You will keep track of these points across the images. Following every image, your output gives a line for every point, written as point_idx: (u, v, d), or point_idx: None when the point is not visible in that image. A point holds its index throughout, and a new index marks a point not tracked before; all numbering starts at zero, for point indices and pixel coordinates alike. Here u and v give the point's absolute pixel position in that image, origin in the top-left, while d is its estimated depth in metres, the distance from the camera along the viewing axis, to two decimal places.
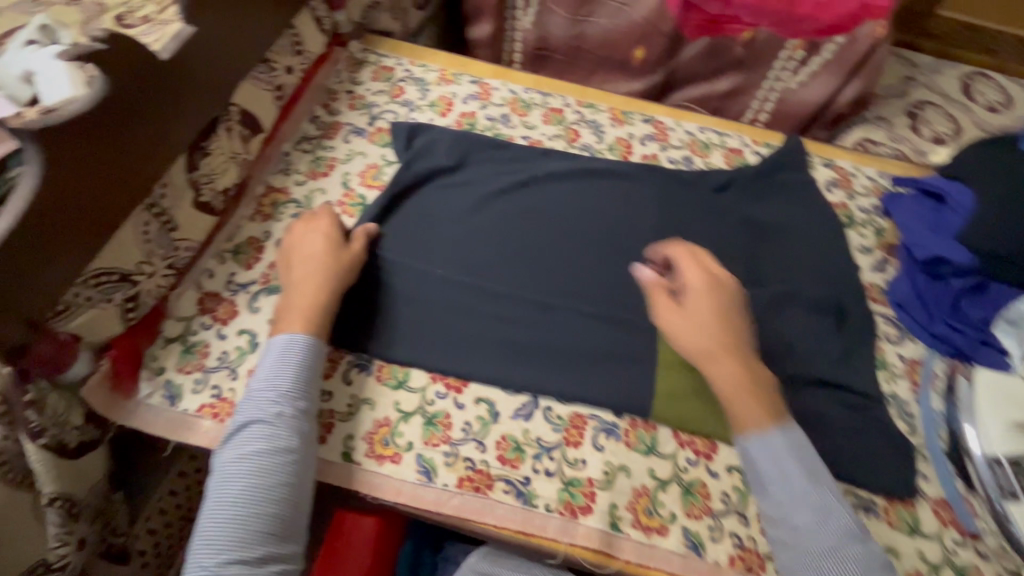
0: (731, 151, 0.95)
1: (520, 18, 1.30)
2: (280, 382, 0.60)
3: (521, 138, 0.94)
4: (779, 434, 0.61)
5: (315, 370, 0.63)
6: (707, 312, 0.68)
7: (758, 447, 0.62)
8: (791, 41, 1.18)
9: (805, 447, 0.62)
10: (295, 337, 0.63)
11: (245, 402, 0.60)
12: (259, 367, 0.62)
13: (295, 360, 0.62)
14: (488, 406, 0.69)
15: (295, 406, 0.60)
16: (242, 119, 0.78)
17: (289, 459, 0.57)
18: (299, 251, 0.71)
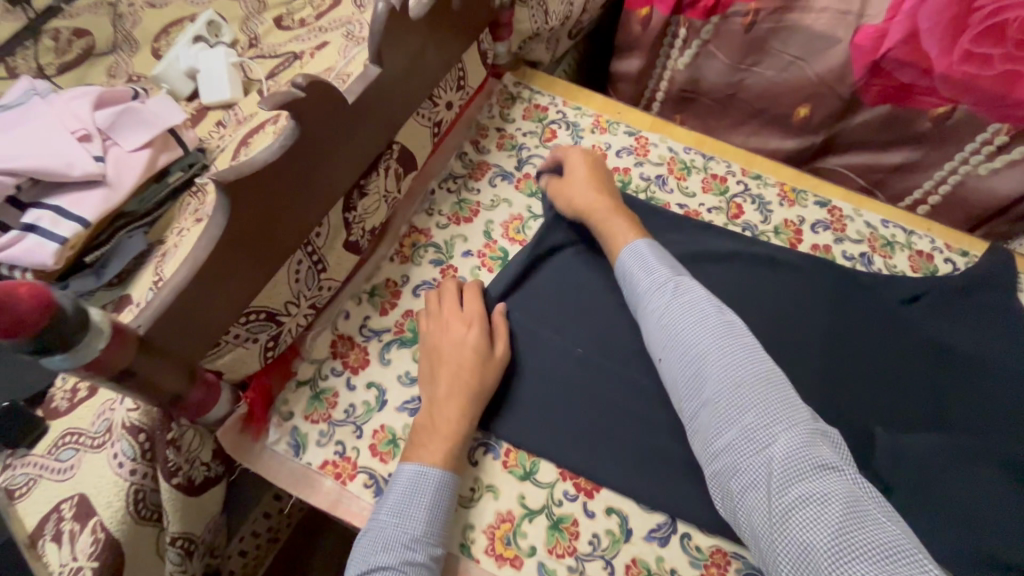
0: (918, 255, 0.83)
1: (674, 58, 1.21)
2: (411, 523, 0.56)
3: (677, 205, 0.86)
4: (644, 243, 0.71)
5: (444, 511, 0.58)
6: (584, 166, 0.79)
7: (629, 256, 0.71)
8: (995, 125, 1.01)
9: (648, 267, 0.69)
10: (427, 472, 0.59)
11: (373, 537, 0.56)
12: (388, 497, 0.58)
13: (431, 499, 0.58)
14: (620, 520, 0.63)
15: (425, 553, 0.55)
16: (400, 157, 0.74)
17: None
18: (445, 357, 0.66)
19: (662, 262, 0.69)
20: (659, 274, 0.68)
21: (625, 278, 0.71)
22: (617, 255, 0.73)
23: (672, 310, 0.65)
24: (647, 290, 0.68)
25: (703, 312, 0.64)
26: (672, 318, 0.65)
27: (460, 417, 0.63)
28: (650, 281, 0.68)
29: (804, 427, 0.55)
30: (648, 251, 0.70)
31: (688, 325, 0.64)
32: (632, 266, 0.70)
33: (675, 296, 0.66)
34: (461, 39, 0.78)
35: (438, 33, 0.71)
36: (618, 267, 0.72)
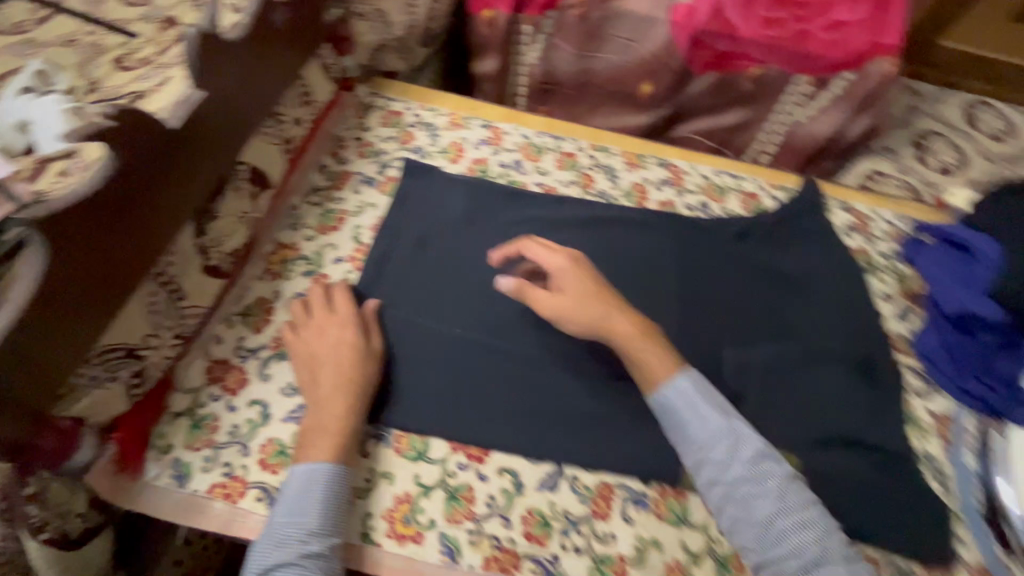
0: (747, 196, 0.94)
1: (526, 53, 1.29)
2: (305, 519, 0.58)
3: (535, 184, 0.92)
4: (686, 379, 0.66)
5: (340, 501, 0.60)
6: (581, 286, 0.71)
7: (672, 396, 0.66)
8: (801, 77, 1.17)
9: (699, 410, 0.65)
10: (318, 468, 0.60)
11: (270, 535, 0.57)
12: (282, 498, 0.59)
13: (322, 493, 0.59)
14: (512, 477, 0.67)
15: (323, 546, 0.57)
16: (251, 177, 0.75)
17: None
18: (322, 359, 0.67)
19: (712, 406, 0.65)
20: (710, 415, 0.65)
21: (666, 418, 0.67)
22: (653, 391, 0.67)
23: (753, 452, 0.63)
24: (696, 431, 0.64)
25: (752, 454, 0.62)
26: (720, 461, 0.62)
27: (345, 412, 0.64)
28: (703, 424, 0.64)
29: (835, 553, 0.58)
30: (690, 386, 0.66)
31: (759, 469, 0.61)
32: (679, 408, 0.65)
33: (730, 442, 0.63)
34: (295, 56, 0.81)
35: (265, 51, 0.73)
36: (659, 402, 0.66)
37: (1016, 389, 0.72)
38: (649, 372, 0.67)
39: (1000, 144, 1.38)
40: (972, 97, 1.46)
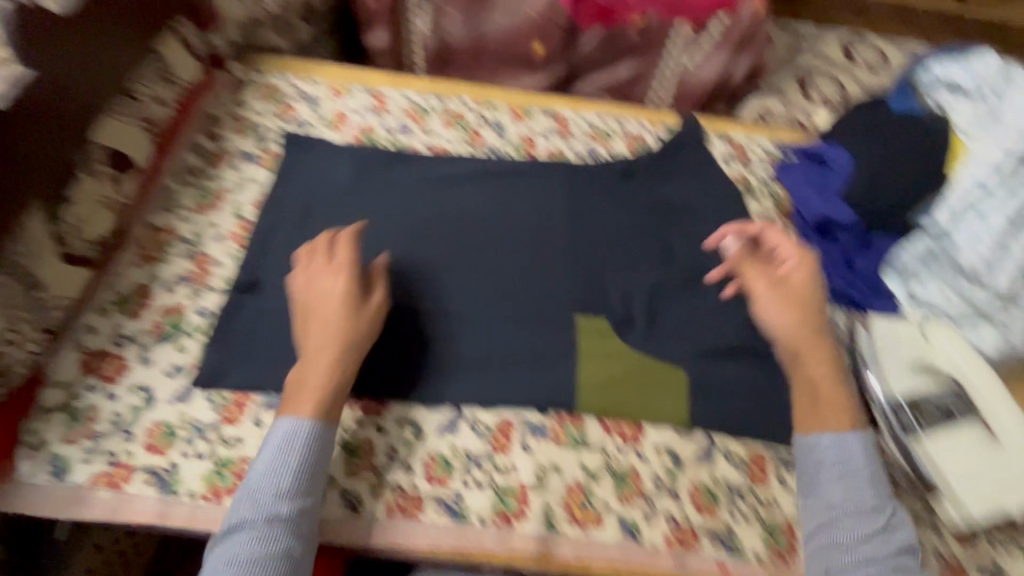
0: (631, 137, 0.97)
1: (415, 23, 1.28)
2: (279, 480, 0.56)
3: (422, 145, 0.92)
4: (858, 439, 0.62)
5: (318, 463, 0.59)
6: (805, 288, 0.70)
7: (832, 441, 0.62)
8: (680, 22, 1.22)
9: (854, 471, 0.60)
10: (300, 427, 0.59)
11: (244, 495, 0.56)
12: (257, 458, 0.58)
13: (297, 455, 0.58)
14: (411, 426, 0.67)
15: (296, 508, 0.56)
16: (108, 158, 0.72)
17: (285, 566, 0.53)
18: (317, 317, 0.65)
19: (866, 469, 0.61)
20: (835, 477, 0.61)
21: (813, 471, 0.62)
22: (809, 434, 0.64)
23: (879, 531, 0.57)
24: (837, 498, 0.60)
25: (868, 521, 0.58)
26: (855, 537, 0.57)
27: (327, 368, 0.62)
28: (848, 490, 0.60)
29: None
30: (859, 441, 0.62)
31: (886, 550, 0.56)
32: (835, 460, 0.62)
33: (878, 518, 0.58)
34: (143, 29, 0.77)
35: (107, 25, 0.70)
36: (808, 443, 0.63)
37: (877, 282, 0.75)
38: (808, 414, 0.65)
39: (876, 74, 1.47)
40: (849, 34, 1.55)
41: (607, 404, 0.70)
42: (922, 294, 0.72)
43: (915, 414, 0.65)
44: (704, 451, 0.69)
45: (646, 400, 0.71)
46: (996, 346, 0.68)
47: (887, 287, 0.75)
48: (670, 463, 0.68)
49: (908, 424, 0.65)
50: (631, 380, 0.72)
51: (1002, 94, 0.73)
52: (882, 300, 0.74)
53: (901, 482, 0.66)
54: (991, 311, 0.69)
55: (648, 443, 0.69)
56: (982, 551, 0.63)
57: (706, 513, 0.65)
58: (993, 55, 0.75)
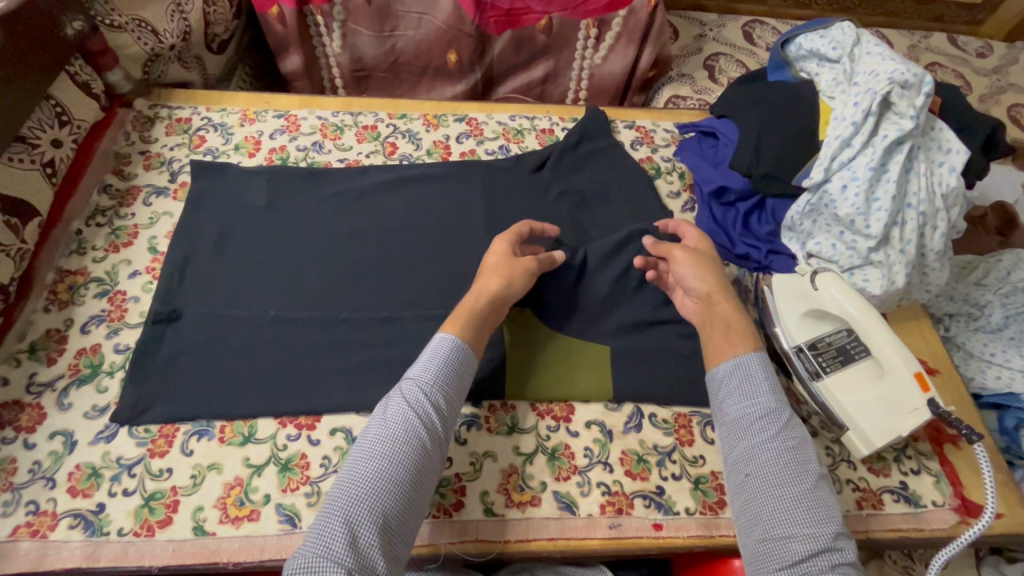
0: (542, 132, 1.01)
1: (328, 44, 1.29)
2: (427, 380, 0.60)
3: (338, 161, 0.93)
4: (758, 358, 0.64)
5: (462, 373, 0.62)
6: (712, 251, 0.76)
7: (733, 365, 0.63)
8: (584, 22, 1.26)
9: (755, 383, 0.61)
10: (450, 341, 0.63)
11: (394, 390, 0.60)
12: (416, 360, 0.63)
13: (448, 358, 0.62)
14: (344, 434, 0.68)
15: (439, 402, 0.59)
16: (5, 207, 0.70)
17: (424, 454, 0.56)
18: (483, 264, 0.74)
19: (766, 383, 0.61)
20: (743, 389, 0.62)
21: (723, 386, 0.63)
22: (718, 365, 0.65)
23: (786, 428, 0.58)
24: (743, 408, 0.60)
25: (768, 422, 0.59)
26: (762, 438, 0.58)
27: (481, 292, 0.69)
28: (752, 400, 0.60)
29: (828, 521, 0.53)
30: (756, 364, 0.63)
31: (792, 444, 0.57)
32: (738, 376, 0.62)
33: (780, 418, 0.59)
34: (30, 72, 0.75)
35: None
36: (716, 373, 0.64)
37: (775, 242, 0.83)
38: (713, 350, 0.66)
39: None
40: (748, 18, 1.65)
41: (536, 388, 0.72)
42: (814, 250, 0.78)
43: (818, 358, 0.70)
44: (632, 419, 0.72)
45: (575, 380, 0.73)
46: (883, 287, 0.73)
47: (785, 246, 0.81)
48: (600, 435, 0.71)
49: (812, 369, 0.70)
50: (557, 363, 0.75)
51: (856, 58, 0.79)
52: (780, 258, 0.82)
53: (816, 423, 0.73)
54: (874, 256, 0.73)
55: (579, 419, 0.72)
56: (889, 475, 0.71)
57: (638, 478, 0.68)
58: (849, 23, 0.82)
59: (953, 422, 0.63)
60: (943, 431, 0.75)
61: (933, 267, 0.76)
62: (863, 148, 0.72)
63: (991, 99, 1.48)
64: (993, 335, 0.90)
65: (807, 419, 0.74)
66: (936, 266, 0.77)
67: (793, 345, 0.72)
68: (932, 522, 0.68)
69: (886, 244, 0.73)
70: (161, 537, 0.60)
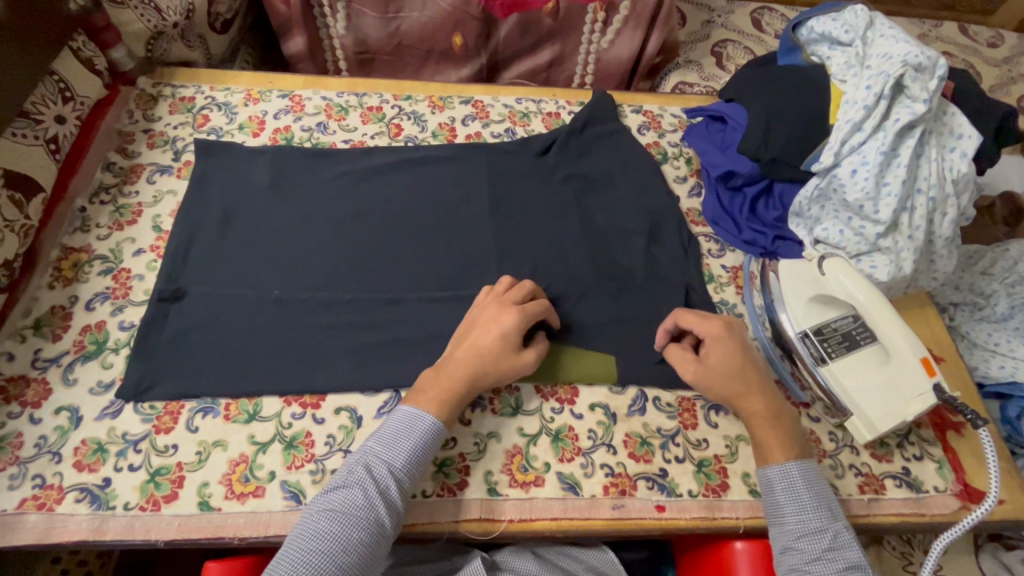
0: (549, 116, 1.00)
1: (332, 25, 1.28)
2: (391, 456, 0.59)
3: (342, 142, 0.93)
4: (798, 466, 0.62)
5: (428, 453, 0.61)
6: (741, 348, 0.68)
7: (777, 475, 0.62)
8: (590, 5, 1.25)
9: (801, 496, 0.61)
10: (421, 415, 0.62)
11: (359, 461, 0.59)
12: (382, 429, 0.62)
13: (423, 437, 0.61)
14: (349, 413, 0.68)
15: (398, 480, 0.58)
16: (9, 182, 0.70)
17: (374, 535, 0.55)
18: (476, 344, 0.66)
19: (815, 497, 0.60)
20: (790, 504, 0.61)
21: (769, 494, 0.63)
22: (763, 467, 0.64)
23: (835, 546, 0.58)
24: (790, 522, 0.60)
25: (817, 545, 0.58)
26: (809, 557, 0.57)
27: (469, 377, 0.64)
28: (800, 513, 0.60)
29: None
30: (802, 474, 0.62)
31: (839, 567, 0.56)
32: (783, 487, 0.62)
33: (827, 537, 0.58)
34: (32, 46, 0.75)
35: None
36: (763, 476, 0.63)
37: (782, 228, 0.82)
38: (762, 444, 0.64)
39: None
40: (756, 5, 1.64)
41: (540, 371, 0.72)
42: (821, 236, 0.77)
43: (823, 343, 0.70)
44: (636, 402, 0.73)
45: (579, 364, 0.73)
46: (890, 272, 0.73)
47: (792, 232, 0.81)
48: (603, 418, 0.71)
49: (817, 354, 0.70)
50: (560, 346, 0.74)
51: (869, 41, 0.78)
52: (786, 244, 0.82)
53: (820, 409, 0.73)
54: (882, 242, 0.73)
55: (583, 402, 0.72)
56: (892, 460, 0.71)
57: (641, 460, 0.68)
58: (862, 6, 0.81)
59: (958, 407, 0.63)
60: (946, 417, 0.75)
61: (941, 254, 0.76)
62: (874, 133, 0.71)
63: (1001, 89, 1.47)
64: (997, 325, 0.90)
65: (811, 406, 0.74)
66: (944, 253, 0.76)
67: (798, 331, 0.72)
68: (934, 507, 0.68)
69: (895, 231, 0.72)
70: (167, 511, 0.61)
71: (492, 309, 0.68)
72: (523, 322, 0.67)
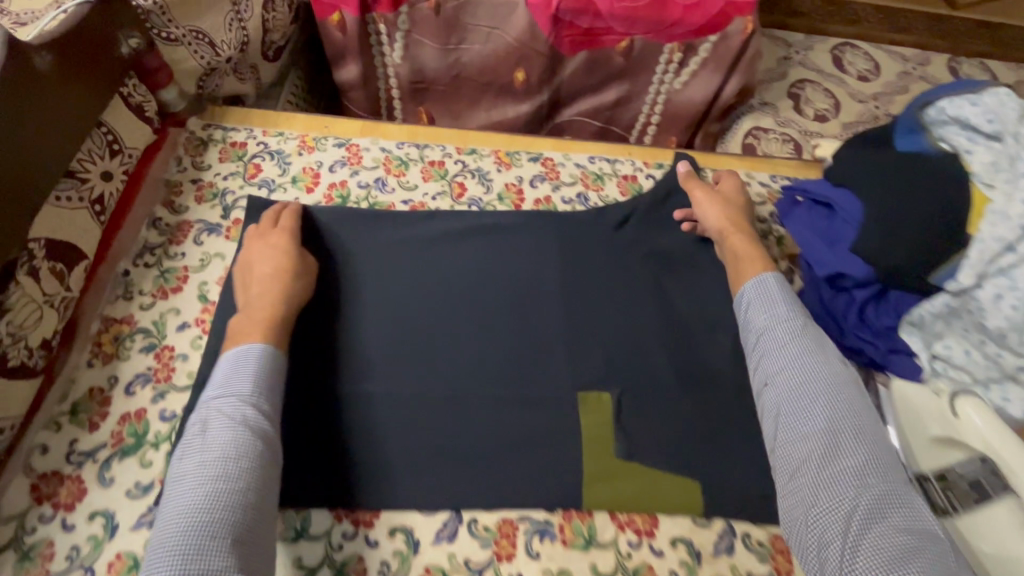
0: (624, 179, 0.91)
1: (388, 54, 1.20)
2: (234, 389, 0.59)
3: (402, 203, 0.85)
4: (773, 276, 0.72)
5: (272, 371, 0.62)
6: (735, 194, 0.84)
7: (753, 288, 0.72)
8: (668, 46, 1.15)
9: (774, 300, 0.69)
10: (248, 347, 0.63)
11: (207, 410, 0.58)
12: (220, 370, 0.62)
13: (260, 363, 0.62)
14: (405, 536, 0.61)
15: (253, 405, 0.59)
16: (50, 253, 0.64)
17: (248, 454, 0.55)
18: (257, 268, 0.71)
19: (781, 302, 0.69)
20: (762, 315, 0.69)
21: (744, 309, 0.71)
22: (739, 289, 0.74)
23: (801, 336, 0.66)
24: (761, 321, 0.69)
25: (791, 347, 0.65)
26: (776, 350, 0.66)
27: (274, 302, 0.68)
28: (771, 316, 0.68)
29: (865, 440, 0.58)
30: (772, 283, 0.71)
31: (809, 349, 0.65)
32: (756, 300, 0.70)
33: (795, 325, 0.66)
34: (81, 98, 0.69)
35: (25, 102, 0.61)
36: (739, 297, 0.73)
37: (894, 339, 0.71)
38: (738, 275, 0.75)
39: (866, 83, 1.45)
40: (837, 40, 1.52)
41: (615, 495, 0.65)
42: (941, 353, 0.67)
43: (948, 492, 0.62)
44: (723, 539, 0.64)
45: (658, 487, 0.66)
46: None
47: (905, 343, 0.70)
48: (687, 556, 0.63)
49: (940, 504, 0.62)
50: (637, 465, 0.67)
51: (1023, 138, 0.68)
52: (900, 358, 0.71)
53: None
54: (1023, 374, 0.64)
55: (663, 534, 0.64)
56: None
57: None
58: (1006, 90, 0.71)
59: None
60: None
61: None
62: None
63: None
64: None
65: None
66: None
67: (916, 473, 0.65)
68: None
69: None
70: None
71: (258, 243, 0.74)
72: (290, 237, 0.75)
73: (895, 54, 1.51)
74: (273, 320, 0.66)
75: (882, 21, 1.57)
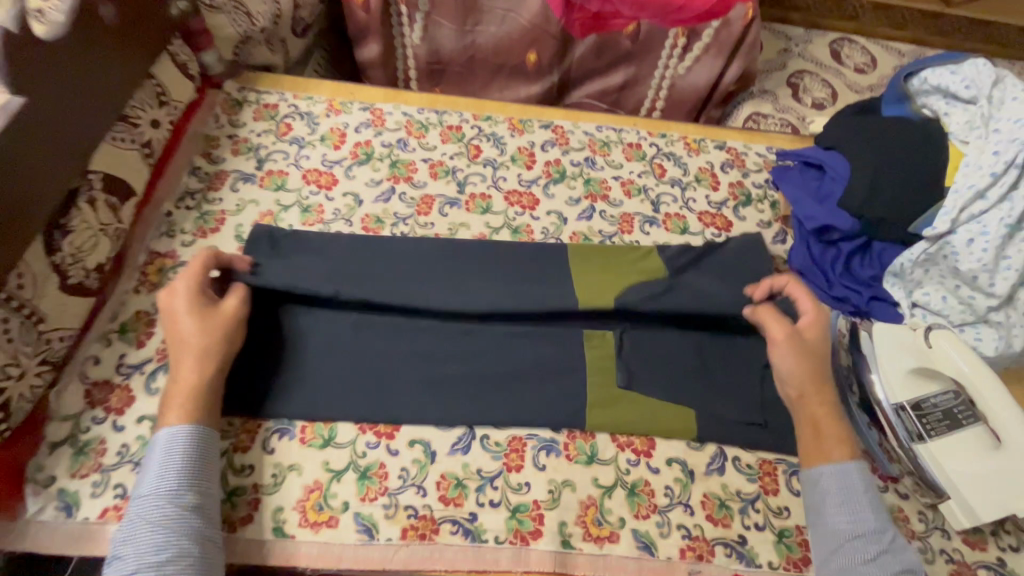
0: (629, 146, 0.97)
1: (408, 34, 1.27)
2: (163, 484, 0.56)
3: (421, 161, 0.91)
4: (856, 467, 0.63)
5: (202, 460, 0.59)
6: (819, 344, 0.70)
7: (832, 474, 0.63)
8: (672, 31, 1.22)
9: (855, 496, 0.61)
10: (173, 434, 0.59)
11: (133, 508, 0.56)
12: (148, 462, 0.58)
13: (185, 458, 0.58)
14: (423, 447, 0.67)
15: (180, 502, 0.56)
16: (106, 186, 0.71)
17: (179, 560, 0.53)
18: (171, 332, 0.65)
19: (863, 502, 0.60)
20: (836, 514, 0.61)
21: (818, 496, 0.63)
22: (811, 466, 0.64)
23: (885, 553, 0.57)
24: (843, 523, 0.60)
25: (868, 553, 0.58)
26: (863, 560, 0.57)
27: (192, 367, 0.63)
28: (851, 516, 0.60)
29: None
30: (856, 479, 0.62)
31: (898, 571, 0.57)
32: (832, 490, 0.62)
33: (880, 538, 0.58)
34: (137, 49, 0.76)
35: (93, 48, 0.68)
36: (812, 476, 0.64)
37: (876, 288, 0.77)
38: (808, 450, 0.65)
39: (864, 75, 1.51)
40: (836, 35, 1.58)
41: (616, 420, 0.70)
42: (921, 300, 0.73)
43: (921, 419, 0.67)
44: (714, 461, 0.70)
45: (655, 413, 0.71)
46: (997, 347, 0.69)
47: (888, 292, 0.76)
48: (681, 475, 0.68)
49: (915, 429, 0.67)
50: (637, 395, 0.72)
51: (997, 102, 0.74)
52: (881, 305, 0.76)
53: (908, 484, 0.70)
54: (993, 316, 0.71)
55: (660, 455, 0.69)
56: (986, 548, 0.67)
57: (719, 524, 0.66)
58: (985, 60, 0.77)
59: None
60: None
61: None
62: (998, 203, 0.70)
63: None
64: None
65: (900, 480, 0.70)
66: None
67: (894, 403, 0.68)
68: None
69: (1009, 305, 0.70)
70: (242, 533, 0.61)
71: (173, 295, 0.66)
72: (200, 280, 0.68)
73: (892, 50, 1.58)
74: (195, 389, 0.62)
75: (879, 19, 1.64)
